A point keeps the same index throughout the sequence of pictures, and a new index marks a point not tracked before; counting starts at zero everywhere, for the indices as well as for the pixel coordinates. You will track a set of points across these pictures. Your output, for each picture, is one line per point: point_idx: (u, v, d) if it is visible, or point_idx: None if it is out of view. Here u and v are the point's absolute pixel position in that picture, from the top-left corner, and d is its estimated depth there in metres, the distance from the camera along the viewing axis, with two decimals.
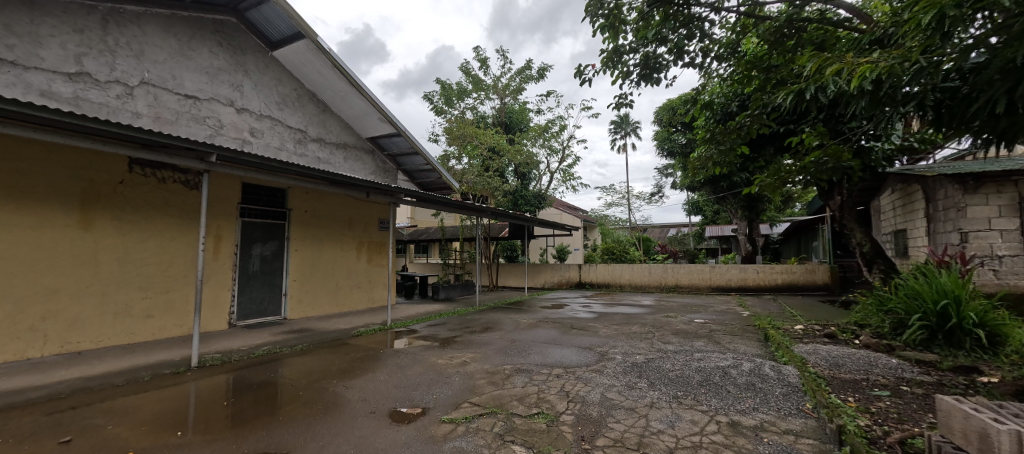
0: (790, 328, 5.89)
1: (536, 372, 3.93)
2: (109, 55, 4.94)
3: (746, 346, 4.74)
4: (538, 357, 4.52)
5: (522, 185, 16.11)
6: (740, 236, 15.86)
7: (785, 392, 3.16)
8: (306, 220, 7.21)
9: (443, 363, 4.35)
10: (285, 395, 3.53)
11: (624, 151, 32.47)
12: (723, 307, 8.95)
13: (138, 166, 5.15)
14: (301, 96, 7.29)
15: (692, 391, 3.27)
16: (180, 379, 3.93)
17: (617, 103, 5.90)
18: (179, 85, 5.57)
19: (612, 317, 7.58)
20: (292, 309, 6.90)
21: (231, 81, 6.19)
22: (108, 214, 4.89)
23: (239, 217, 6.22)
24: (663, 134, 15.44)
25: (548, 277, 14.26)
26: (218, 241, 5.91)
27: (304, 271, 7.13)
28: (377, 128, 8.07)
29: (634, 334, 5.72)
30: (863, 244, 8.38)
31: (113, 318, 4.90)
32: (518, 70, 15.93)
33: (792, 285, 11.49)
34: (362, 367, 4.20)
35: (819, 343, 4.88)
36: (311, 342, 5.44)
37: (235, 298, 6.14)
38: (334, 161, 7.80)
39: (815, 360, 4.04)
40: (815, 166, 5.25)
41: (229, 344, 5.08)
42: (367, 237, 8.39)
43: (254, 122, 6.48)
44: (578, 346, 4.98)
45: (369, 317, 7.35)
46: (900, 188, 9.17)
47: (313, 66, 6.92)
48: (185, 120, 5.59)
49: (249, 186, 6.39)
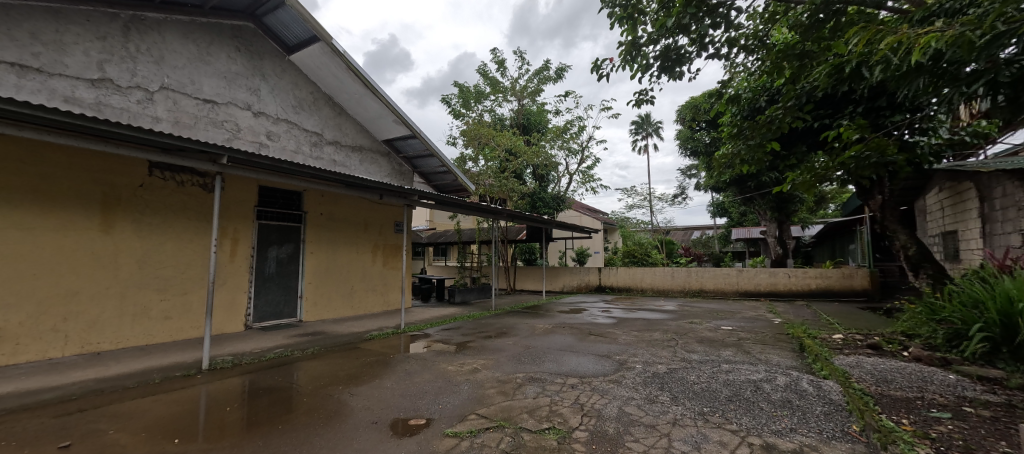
0: (827, 338, 5.45)
1: (550, 382, 3.71)
2: (131, 61, 5.04)
3: (780, 357, 4.38)
4: (553, 365, 4.29)
5: (540, 187, 15.92)
6: (769, 238, 15.09)
7: (827, 411, 2.84)
8: (322, 223, 7.22)
9: (453, 370, 4.17)
10: (290, 401, 3.44)
11: (646, 152, 31.79)
12: (751, 313, 8.47)
13: (158, 170, 5.24)
14: (317, 100, 7.33)
15: (720, 408, 2.97)
16: (190, 382, 3.91)
17: (637, 100, 5.61)
18: (198, 90, 5.65)
19: (632, 323, 7.27)
20: (307, 311, 6.92)
21: (249, 85, 6.26)
22: (129, 217, 4.99)
23: (256, 220, 6.27)
24: (686, 133, 14.93)
25: (566, 280, 13.99)
26: (235, 243, 5.96)
27: (319, 274, 7.13)
28: (393, 131, 8.05)
29: (655, 342, 5.41)
30: (908, 247, 7.77)
31: (132, 320, 4.97)
32: (535, 71, 15.77)
33: (827, 290, 10.81)
34: (370, 372, 4.08)
35: (862, 354, 4.46)
36: (323, 345, 5.38)
37: (252, 301, 6.18)
38: (349, 164, 7.82)
39: (859, 374, 3.66)
40: (854, 161, 4.83)
41: (242, 347, 5.07)
42: (383, 240, 8.37)
43: (271, 126, 6.53)
44: (596, 354, 4.72)
45: (383, 320, 7.28)
46: (949, 185, 8.47)
47: (329, 69, 6.94)
48: (203, 124, 5.67)
49: (266, 189, 6.44)
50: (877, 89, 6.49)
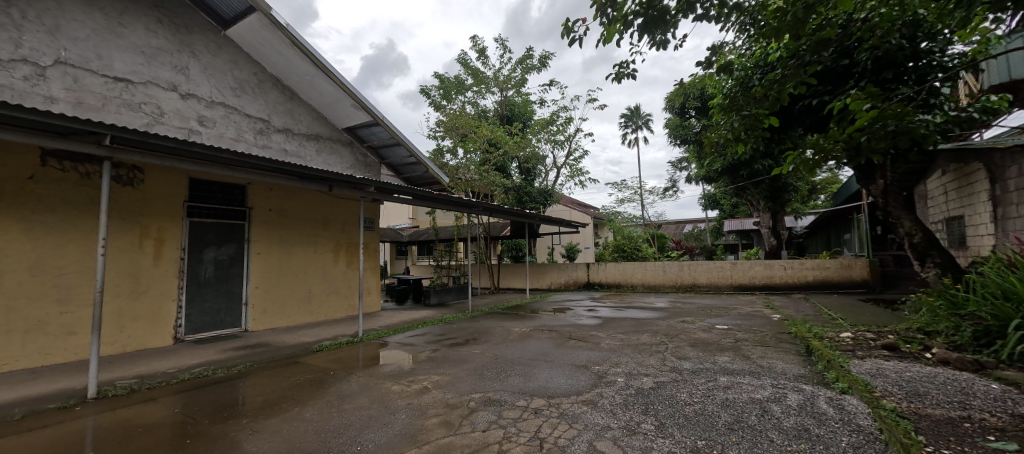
0: (835, 336, 4.85)
1: (509, 405, 3.00)
2: (14, 29, 4.25)
3: (784, 365, 3.76)
4: (518, 381, 3.59)
5: (525, 181, 15.22)
6: (763, 230, 14.44)
7: (855, 444, 2.18)
8: (270, 220, 6.43)
9: (396, 391, 3.43)
10: (173, 442, 2.70)
11: (636, 145, 31.26)
12: (748, 309, 7.87)
13: (53, 159, 4.45)
14: (262, 81, 6.52)
15: (718, 441, 2.29)
16: (66, 416, 3.15)
17: (615, 74, 4.85)
18: (107, 66, 4.86)
19: (619, 323, 6.62)
20: (254, 319, 6.14)
21: (174, 62, 5.45)
22: (17, 216, 4.19)
23: (186, 218, 5.48)
24: (675, 122, 14.31)
25: (554, 277, 13.33)
26: (160, 243, 5.18)
27: (270, 278, 6.36)
28: (352, 117, 7.29)
29: (642, 347, 4.77)
30: (913, 234, 7.17)
31: (23, 338, 4.16)
32: (519, 60, 15.07)
33: (824, 282, 10.29)
34: (293, 397, 3.34)
35: (879, 357, 3.86)
36: (258, 360, 4.63)
37: (183, 309, 5.41)
38: (304, 154, 7.04)
39: (883, 386, 3.00)
40: (868, 134, 4.07)
41: (156, 366, 4.27)
42: (346, 238, 7.64)
43: (204, 110, 5.72)
44: (572, 365, 4.03)
45: (342, 327, 6.54)
46: (954, 167, 7.92)
47: (271, 46, 6.15)
48: (115, 107, 4.88)
49: (198, 182, 5.64)
50: (881, 60, 6.08)
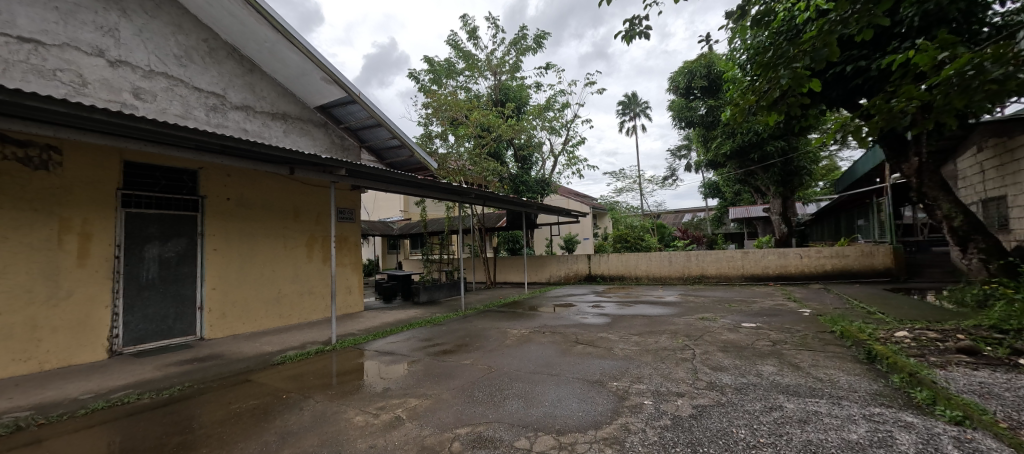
0: (888, 336, 4.11)
1: (505, 448, 2.22)
2: None
3: (848, 377, 3.03)
4: (518, 406, 2.81)
5: (522, 170, 14.29)
6: (772, 216, 13.68)
7: None
8: (229, 211, 5.57)
9: (359, 424, 2.64)
10: None
11: (633, 134, 30.35)
12: (770, 302, 7.12)
13: None
14: (214, 50, 5.60)
15: None
16: None
17: (626, 33, 4.13)
18: (8, 22, 3.96)
19: (629, 322, 5.86)
20: (212, 325, 5.32)
21: (99, 23, 4.56)
22: None
23: (121, 209, 4.63)
24: (678, 104, 13.42)
25: (554, 270, 12.56)
26: (86, 239, 4.34)
27: (230, 277, 5.53)
28: (324, 92, 6.41)
29: (664, 353, 4.00)
30: (952, 217, 6.39)
31: None
32: (512, 42, 14.13)
33: (842, 271, 9.60)
34: (221, 437, 2.54)
35: (966, 366, 3.10)
36: (201, 378, 3.81)
37: (121, 317, 4.58)
38: (268, 136, 6.15)
39: (1005, 412, 2.25)
40: (950, 88, 3.09)
41: (69, 390, 3.44)
42: (321, 231, 6.82)
43: (139, 81, 4.82)
44: (582, 381, 3.26)
45: (313, 332, 5.72)
46: (993, 142, 7.19)
47: (221, 6, 5.21)
48: (20, 73, 3.99)
49: (134, 166, 4.77)
50: (930, 17, 5.26)
